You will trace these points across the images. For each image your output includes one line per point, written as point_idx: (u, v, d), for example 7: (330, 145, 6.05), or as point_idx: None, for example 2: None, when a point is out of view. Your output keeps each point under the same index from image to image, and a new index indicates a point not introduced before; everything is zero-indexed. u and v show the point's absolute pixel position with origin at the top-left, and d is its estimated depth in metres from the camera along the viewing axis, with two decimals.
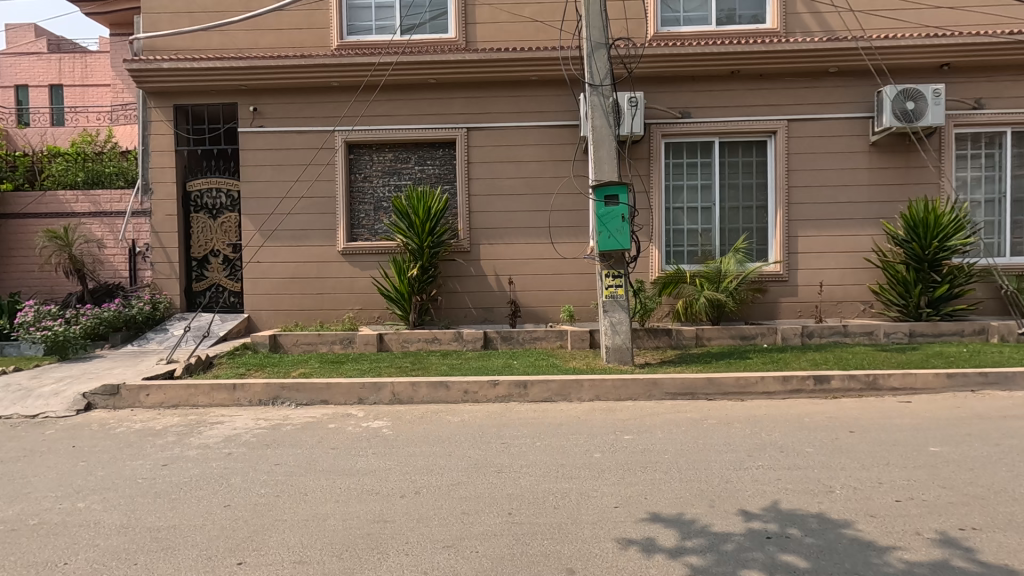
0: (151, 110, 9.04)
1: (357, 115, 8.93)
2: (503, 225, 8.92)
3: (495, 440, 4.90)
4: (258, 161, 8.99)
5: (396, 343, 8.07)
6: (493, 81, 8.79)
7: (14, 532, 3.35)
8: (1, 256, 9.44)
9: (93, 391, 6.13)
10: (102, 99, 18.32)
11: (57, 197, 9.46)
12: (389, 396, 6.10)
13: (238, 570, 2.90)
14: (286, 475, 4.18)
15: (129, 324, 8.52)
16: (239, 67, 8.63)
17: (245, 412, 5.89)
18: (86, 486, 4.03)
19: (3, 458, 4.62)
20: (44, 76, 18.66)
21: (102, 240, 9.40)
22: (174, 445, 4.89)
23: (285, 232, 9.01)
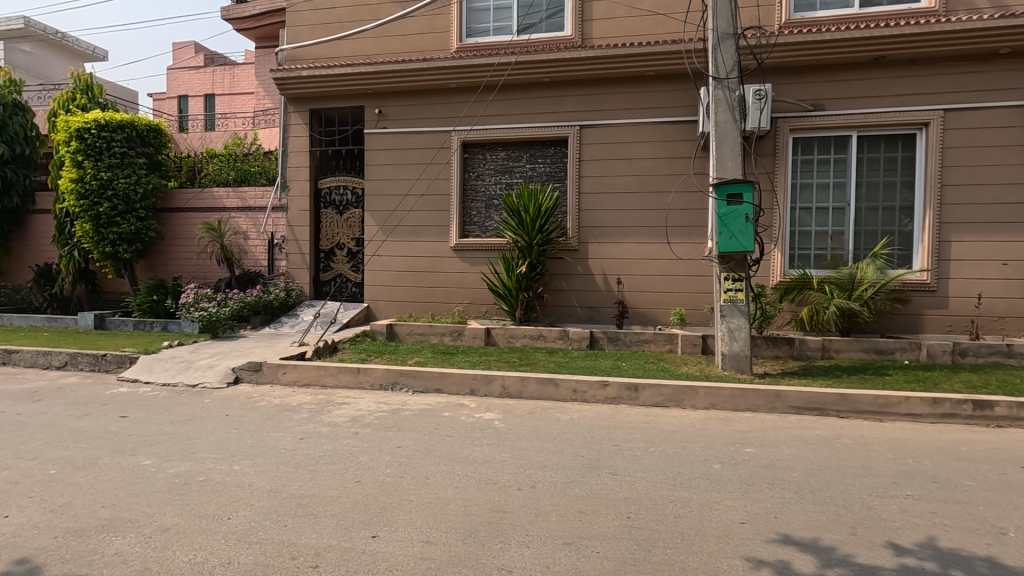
0: (291, 114, 9.95)
1: (474, 116, 9.21)
2: (613, 224, 8.78)
3: (607, 442, 4.83)
4: (380, 161, 9.58)
5: (503, 338, 8.22)
6: (607, 78, 8.67)
7: (187, 485, 3.83)
8: (167, 245, 10.86)
9: (240, 366, 6.89)
10: (245, 107, 20.43)
11: (211, 194, 10.70)
12: (499, 389, 6.23)
13: (373, 542, 3.10)
14: (409, 458, 4.40)
15: (268, 308, 9.44)
16: (368, 72, 9.24)
17: (367, 394, 6.31)
18: (239, 451, 4.52)
19: (173, 420, 5.32)
20: (202, 87, 21.17)
21: (247, 232, 10.49)
22: (308, 421, 5.35)
23: (404, 228, 9.52)
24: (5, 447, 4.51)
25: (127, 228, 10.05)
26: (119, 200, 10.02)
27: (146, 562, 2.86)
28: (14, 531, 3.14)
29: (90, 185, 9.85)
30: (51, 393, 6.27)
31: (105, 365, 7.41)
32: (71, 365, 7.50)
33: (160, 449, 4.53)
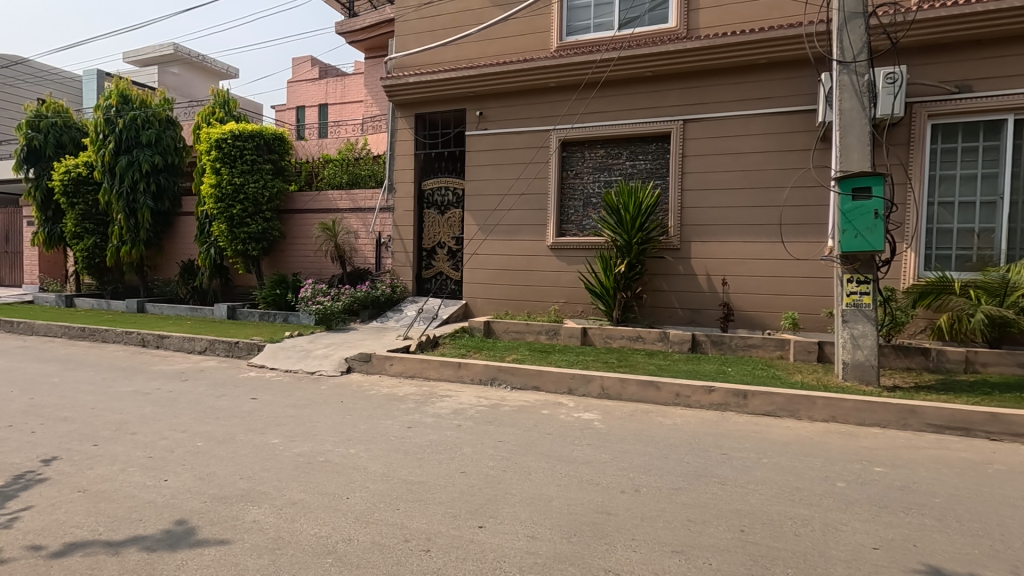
0: (398, 120, 10.49)
1: (573, 114, 9.18)
2: (718, 222, 8.36)
3: (713, 449, 4.61)
4: (480, 161, 9.83)
5: (600, 338, 8.10)
6: (715, 69, 8.27)
7: (311, 463, 4.16)
8: (289, 243, 11.87)
9: (352, 357, 7.36)
10: (355, 114, 21.83)
11: (327, 196, 11.55)
12: (598, 390, 6.15)
13: (480, 532, 3.18)
14: (510, 453, 4.47)
15: (375, 302, 10.02)
16: (470, 76, 9.50)
17: (468, 388, 6.49)
18: (354, 436, 4.83)
19: (295, 404, 5.80)
20: (317, 97, 22.89)
21: (357, 231, 11.22)
22: (414, 411, 5.60)
23: (502, 227, 9.68)
24: (162, 420, 5.15)
25: (256, 228, 11.11)
26: (249, 203, 11.09)
27: (278, 532, 3.13)
28: (172, 493, 3.57)
29: (226, 190, 10.99)
30: (195, 374, 7.07)
31: (238, 351, 8.24)
32: (210, 350, 8.42)
33: (285, 430, 4.95)
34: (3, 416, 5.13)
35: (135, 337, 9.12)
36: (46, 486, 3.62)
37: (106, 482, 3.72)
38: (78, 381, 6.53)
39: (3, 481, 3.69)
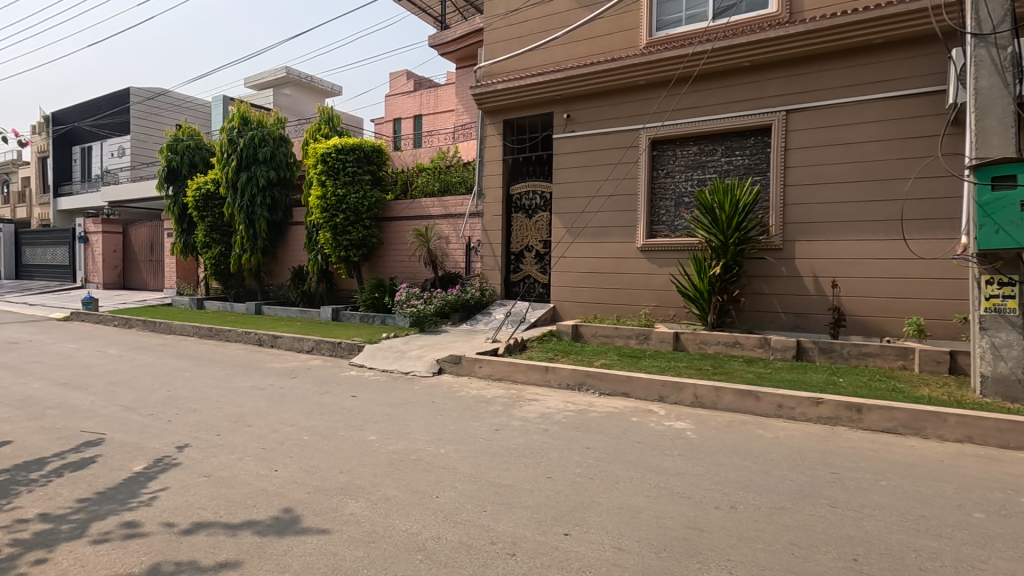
0: (487, 126, 10.72)
1: (663, 111, 8.88)
2: (827, 220, 7.71)
3: (821, 467, 4.23)
4: (568, 164, 9.78)
5: (693, 343, 7.74)
6: (821, 53, 7.65)
7: (404, 461, 4.34)
8: (386, 249, 12.52)
9: (443, 358, 7.61)
10: (447, 123, 22.62)
11: (421, 204, 12.04)
12: (691, 398, 5.88)
13: (565, 540, 3.14)
14: (597, 460, 4.39)
15: (465, 305, 10.29)
16: (557, 79, 9.52)
17: (555, 393, 6.47)
18: (444, 436, 4.98)
19: (390, 402, 6.09)
20: (411, 109, 23.97)
21: (448, 236, 11.61)
22: (502, 413, 5.68)
23: (590, 229, 9.56)
24: (274, 414, 5.62)
25: (356, 235, 11.83)
26: (350, 212, 11.83)
27: (373, 525, 3.29)
28: (281, 483, 3.87)
29: (330, 201, 11.80)
30: (303, 372, 7.65)
31: (340, 351, 8.81)
32: (316, 350, 9.07)
33: (381, 427, 5.21)
34: (146, 405, 5.84)
35: (253, 337, 10.03)
36: (178, 470, 4.07)
37: (227, 469, 4.11)
38: (206, 376, 7.30)
39: (145, 464, 4.20)
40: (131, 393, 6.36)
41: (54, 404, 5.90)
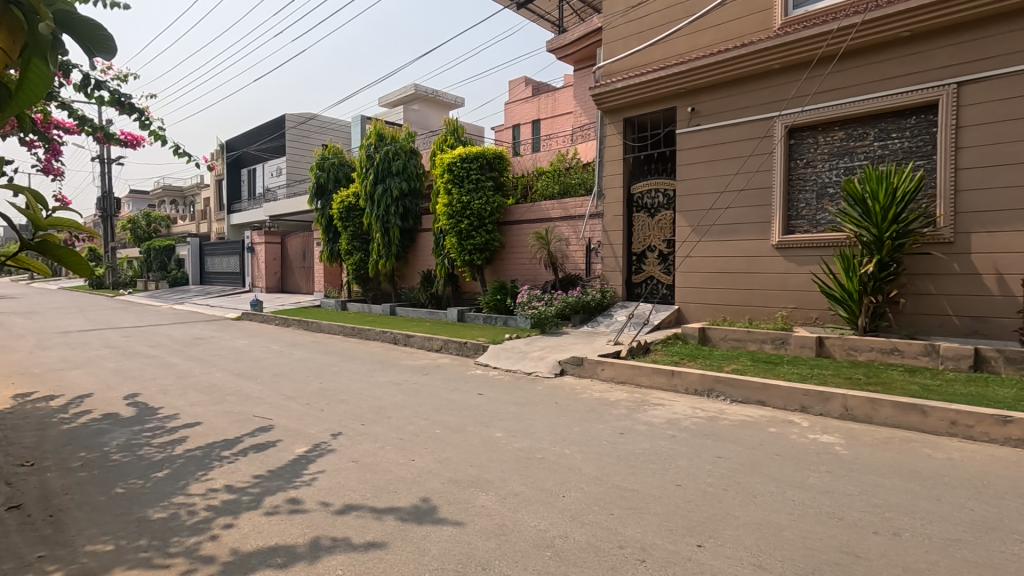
0: (607, 126, 10.63)
1: (802, 96, 8.17)
2: (1013, 207, 6.56)
3: (1010, 498, 3.61)
4: (693, 159, 9.35)
5: (840, 349, 6.99)
6: (1005, 12, 6.55)
7: (530, 459, 4.43)
8: (507, 252, 12.90)
9: (565, 360, 7.66)
10: (566, 126, 22.70)
11: (541, 207, 12.22)
12: (840, 409, 5.33)
13: (699, 552, 3.01)
14: (731, 471, 4.13)
15: (586, 308, 10.26)
16: (681, 71, 9.19)
17: (683, 398, 6.21)
18: (569, 437, 5.01)
19: (515, 401, 6.25)
20: (530, 114, 24.40)
21: (568, 238, 11.66)
22: (627, 417, 5.57)
23: (718, 227, 9.04)
24: (409, 408, 6.04)
25: (480, 240, 12.34)
26: (474, 218, 12.34)
27: (503, 519, 3.40)
28: (418, 472, 4.16)
29: (456, 207, 12.39)
30: (434, 370, 8.12)
31: (466, 350, 9.23)
32: (445, 349, 9.58)
33: (507, 425, 5.37)
34: (304, 395, 6.58)
35: (389, 336, 10.87)
36: (332, 455, 4.54)
37: (371, 456, 4.50)
38: (350, 371, 8.04)
39: (305, 447, 4.74)
40: (290, 384, 7.19)
41: (233, 391, 6.87)
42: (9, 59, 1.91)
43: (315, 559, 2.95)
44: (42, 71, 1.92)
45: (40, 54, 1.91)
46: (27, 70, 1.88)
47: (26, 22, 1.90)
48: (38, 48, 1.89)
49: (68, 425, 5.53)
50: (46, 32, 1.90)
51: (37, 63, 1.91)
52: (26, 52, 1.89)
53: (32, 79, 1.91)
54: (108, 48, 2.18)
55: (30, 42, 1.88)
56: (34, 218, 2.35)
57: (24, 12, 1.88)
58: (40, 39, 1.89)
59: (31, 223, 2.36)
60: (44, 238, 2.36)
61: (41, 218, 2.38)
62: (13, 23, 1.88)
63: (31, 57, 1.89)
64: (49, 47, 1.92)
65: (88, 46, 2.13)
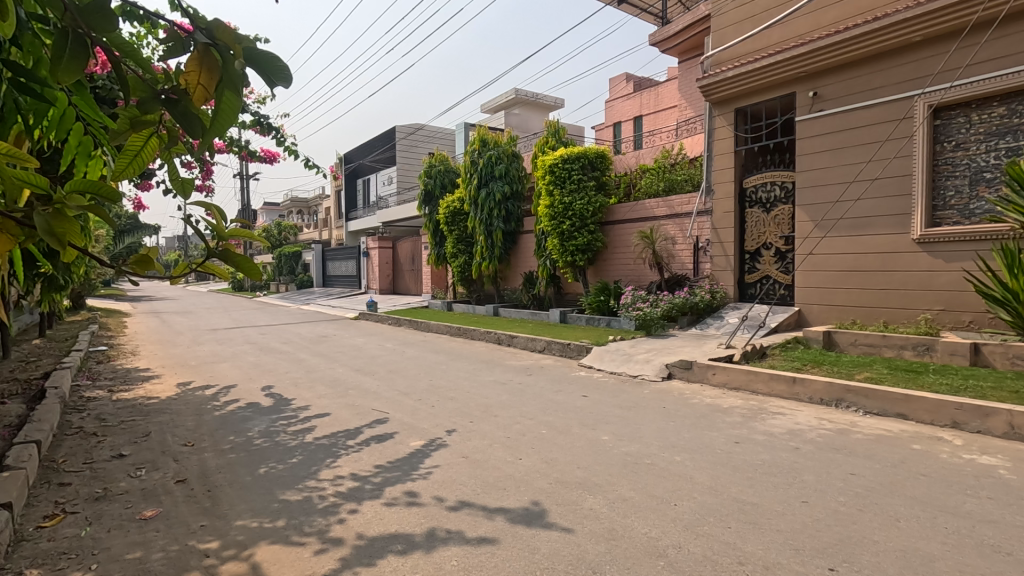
0: (716, 118, 10.13)
1: (951, 70, 7.21)
2: None
3: None
4: (815, 147, 8.60)
5: (1001, 359, 6.06)
6: None
7: (639, 464, 4.33)
8: (610, 252, 12.71)
9: (673, 363, 7.38)
10: (670, 120, 21.93)
11: (645, 205, 11.88)
12: (1003, 427, 4.62)
13: None
14: (867, 490, 3.74)
15: (694, 309, 9.84)
16: (802, 53, 8.53)
17: (807, 407, 5.72)
18: (679, 443, 4.82)
19: (621, 405, 6.13)
20: (632, 111, 23.83)
21: (675, 237, 11.23)
22: (742, 425, 5.25)
23: (847, 221, 8.23)
24: (515, 407, 6.14)
25: (582, 240, 12.25)
26: (576, 218, 12.28)
27: (613, 524, 3.35)
28: (526, 471, 4.23)
29: (557, 209, 12.42)
30: (537, 370, 8.20)
31: (570, 351, 9.22)
32: (548, 350, 9.65)
33: (614, 428, 5.29)
34: (416, 392, 6.94)
35: (493, 336, 11.13)
36: (444, 450, 4.74)
37: (481, 453, 4.65)
38: (458, 370, 8.36)
39: (420, 442, 4.99)
40: (404, 381, 7.61)
41: (353, 386, 7.42)
42: (207, 94, 1.70)
43: (432, 549, 3.09)
44: (232, 100, 1.71)
45: (230, 82, 1.69)
46: (220, 103, 1.68)
47: (221, 58, 1.67)
48: (231, 79, 1.68)
49: (220, 412, 6.29)
50: (240, 65, 1.70)
51: (228, 94, 1.71)
52: (219, 85, 1.69)
53: (224, 108, 1.71)
54: (286, 77, 1.75)
55: (221, 73, 1.68)
56: (217, 225, 2.16)
57: (218, 48, 1.66)
58: (231, 69, 1.68)
59: (214, 232, 2.16)
60: (226, 246, 2.17)
61: (223, 228, 2.20)
62: (209, 59, 1.66)
63: (224, 88, 1.68)
64: (241, 79, 1.71)
65: (265, 76, 1.73)
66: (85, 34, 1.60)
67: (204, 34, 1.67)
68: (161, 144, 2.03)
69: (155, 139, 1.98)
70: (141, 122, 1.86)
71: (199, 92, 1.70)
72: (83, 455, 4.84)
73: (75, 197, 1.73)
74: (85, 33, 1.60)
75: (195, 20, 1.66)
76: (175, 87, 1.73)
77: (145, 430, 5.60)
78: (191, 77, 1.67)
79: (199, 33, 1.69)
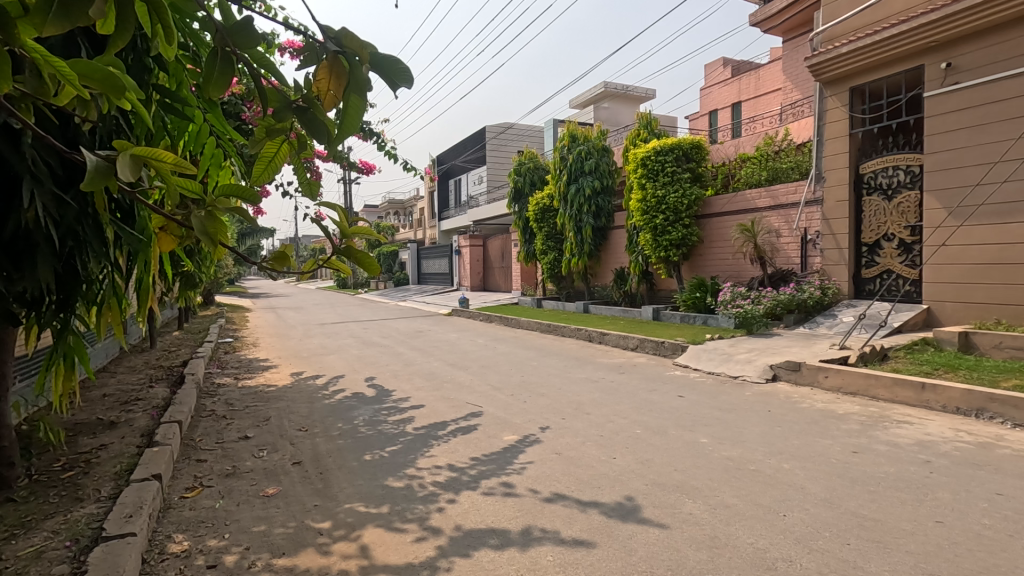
0: (828, 99, 9.35)
1: None
2: None
3: None
4: (949, 125, 7.65)
5: None
6: None
7: (742, 470, 4.09)
8: (707, 246, 12.15)
9: (778, 364, 6.90)
10: (772, 104, 20.58)
11: (745, 196, 11.21)
12: None
13: None
14: (1018, 514, 3.27)
15: (802, 307, 9.15)
16: (932, 21, 7.62)
17: (938, 417, 5.12)
18: (787, 450, 4.50)
19: (721, 406, 5.84)
20: (730, 97, 22.60)
21: (779, 229, 10.51)
22: (861, 434, 4.79)
23: (989, 207, 7.26)
24: (608, 405, 6.05)
25: (676, 235, 11.81)
26: (671, 212, 11.86)
27: (715, 531, 3.20)
28: (620, 470, 4.15)
29: (650, 202, 12.04)
30: (630, 369, 8.02)
31: (664, 350, 8.92)
32: (640, 347, 9.41)
33: (714, 431, 5.04)
34: (508, 387, 7.04)
35: (584, 333, 11.03)
36: (536, 446, 4.77)
37: (574, 450, 4.62)
38: (549, 366, 8.38)
39: (513, 437, 5.05)
40: (496, 376, 7.75)
41: (448, 379, 7.68)
42: (336, 100, 1.76)
43: (526, 545, 3.12)
44: (359, 103, 1.73)
45: (357, 87, 1.72)
46: (348, 108, 1.71)
47: (349, 65, 1.72)
48: (358, 84, 1.71)
49: (329, 400, 6.77)
50: (366, 70, 1.72)
51: (355, 97, 1.74)
52: (346, 88, 1.73)
53: (351, 112, 1.74)
54: (406, 79, 1.76)
55: (349, 78, 1.71)
56: (340, 222, 2.17)
57: (346, 55, 1.69)
58: (358, 74, 1.72)
59: (339, 228, 2.19)
60: (349, 243, 2.18)
61: (347, 224, 2.20)
62: (338, 66, 1.71)
63: (351, 92, 1.72)
64: (367, 83, 1.74)
65: (388, 79, 1.72)
66: (231, 51, 1.67)
67: (333, 42, 1.71)
68: (291, 151, 2.13)
69: (286, 145, 2.06)
70: (276, 129, 1.94)
71: (329, 99, 1.76)
72: (215, 435, 5.41)
73: (225, 200, 1.92)
74: (232, 51, 1.67)
75: (325, 30, 1.71)
76: (306, 95, 1.81)
77: (266, 415, 6.16)
78: (322, 84, 1.74)
79: (329, 41, 1.73)
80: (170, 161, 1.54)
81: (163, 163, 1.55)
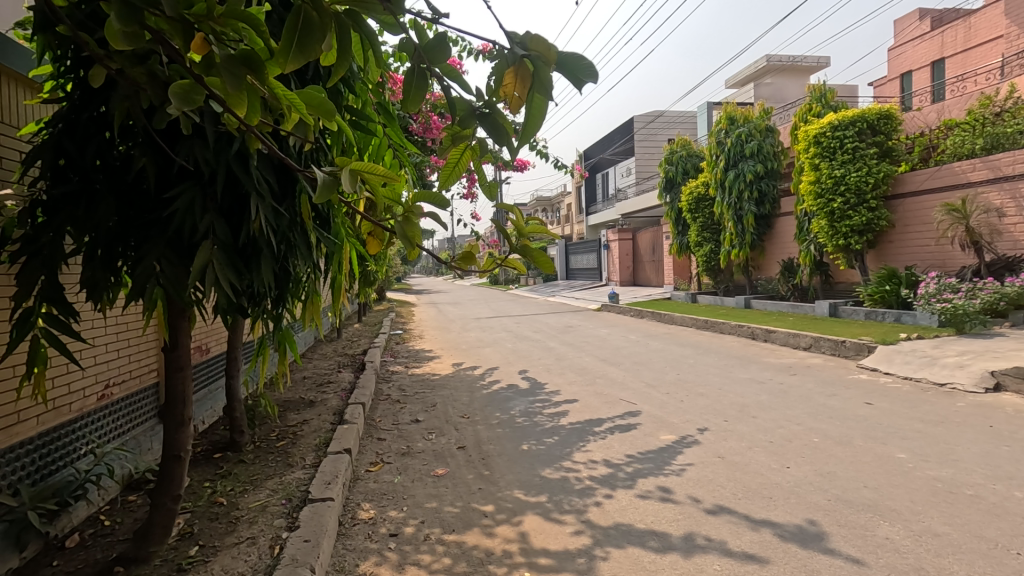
0: None
1: None
2: None
3: None
4: None
5: None
6: None
7: (954, 494, 3.47)
8: (899, 231, 10.50)
9: (1004, 371, 5.68)
10: (987, 57, 17.08)
11: (951, 169, 9.49)
12: None
13: None
14: None
15: None
16: None
17: None
18: (1020, 475, 3.70)
19: (923, 417, 5.00)
20: (929, 54, 19.27)
21: (1002, 208, 8.69)
22: None
23: None
24: (778, 409, 5.52)
25: (859, 220, 10.34)
26: (852, 193, 10.41)
27: (919, 561, 2.76)
28: (796, 481, 3.77)
29: (826, 184, 10.68)
30: (803, 370, 7.24)
31: (845, 350, 7.90)
32: (815, 346, 8.47)
33: (914, 445, 4.34)
34: (664, 385, 6.79)
35: (746, 330, 10.23)
36: (697, 448, 4.54)
37: (739, 455, 4.32)
38: (708, 364, 7.92)
39: (672, 437, 4.86)
40: (651, 373, 7.54)
41: (601, 375, 7.64)
42: (520, 101, 1.70)
43: (690, 552, 2.98)
44: (542, 103, 1.65)
45: (540, 86, 1.65)
46: (532, 107, 1.64)
47: (534, 68, 1.64)
48: (542, 82, 1.62)
49: (487, 390, 7.15)
50: (550, 71, 1.64)
51: (539, 97, 1.66)
52: (530, 89, 1.66)
53: (534, 112, 1.66)
54: (591, 76, 1.65)
55: (533, 79, 1.65)
56: (515, 223, 2.17)
57: (531, 57, 1.63)
58: (543, 74, 1.64)
59: (513, 229, 2.19)
60: (523, 244, 2.17)
61: (523, 224, 2.21)
62: (523, 70, 1.64)
63: (535, 91, 1.64)
64: (552, 83, 1.66)
65: (571, 76, 1.63)
66: (425, 68, 1.74)
67: (519, 47, 1.66)
68: (474, 157, 2.16)
69: (469, 152, 2.11)
70: (459, 136, 2.02)
71: (513, 101, 1.73)
72: (392, 417, 6.04)
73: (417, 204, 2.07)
74: (426, 67, 1.74)
75: (511, 34, 1.67)
76: (490, 101, 1.84)
77: (433, 401, 6.70)
78: (507, 88, 1.70)
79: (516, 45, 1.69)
80: (380, 171, 1.72)
81: (373, 174, 1.75)
